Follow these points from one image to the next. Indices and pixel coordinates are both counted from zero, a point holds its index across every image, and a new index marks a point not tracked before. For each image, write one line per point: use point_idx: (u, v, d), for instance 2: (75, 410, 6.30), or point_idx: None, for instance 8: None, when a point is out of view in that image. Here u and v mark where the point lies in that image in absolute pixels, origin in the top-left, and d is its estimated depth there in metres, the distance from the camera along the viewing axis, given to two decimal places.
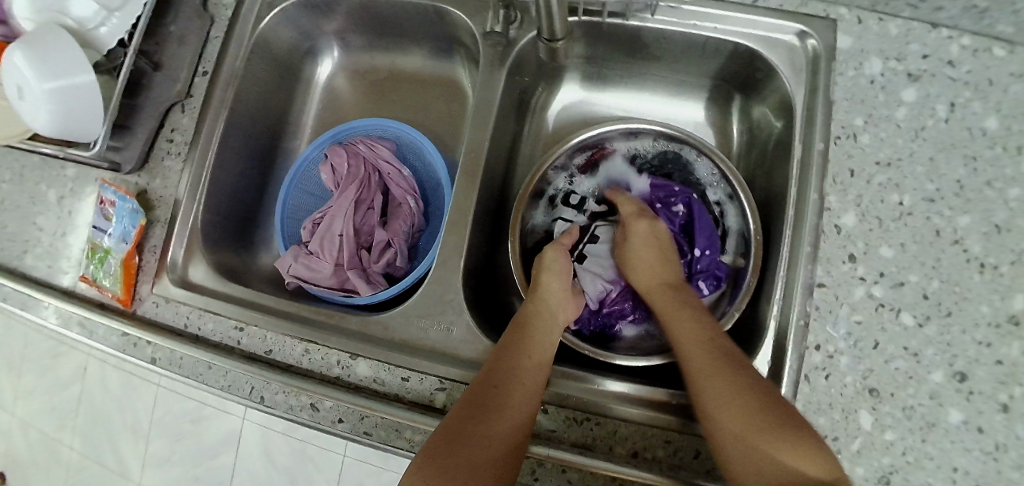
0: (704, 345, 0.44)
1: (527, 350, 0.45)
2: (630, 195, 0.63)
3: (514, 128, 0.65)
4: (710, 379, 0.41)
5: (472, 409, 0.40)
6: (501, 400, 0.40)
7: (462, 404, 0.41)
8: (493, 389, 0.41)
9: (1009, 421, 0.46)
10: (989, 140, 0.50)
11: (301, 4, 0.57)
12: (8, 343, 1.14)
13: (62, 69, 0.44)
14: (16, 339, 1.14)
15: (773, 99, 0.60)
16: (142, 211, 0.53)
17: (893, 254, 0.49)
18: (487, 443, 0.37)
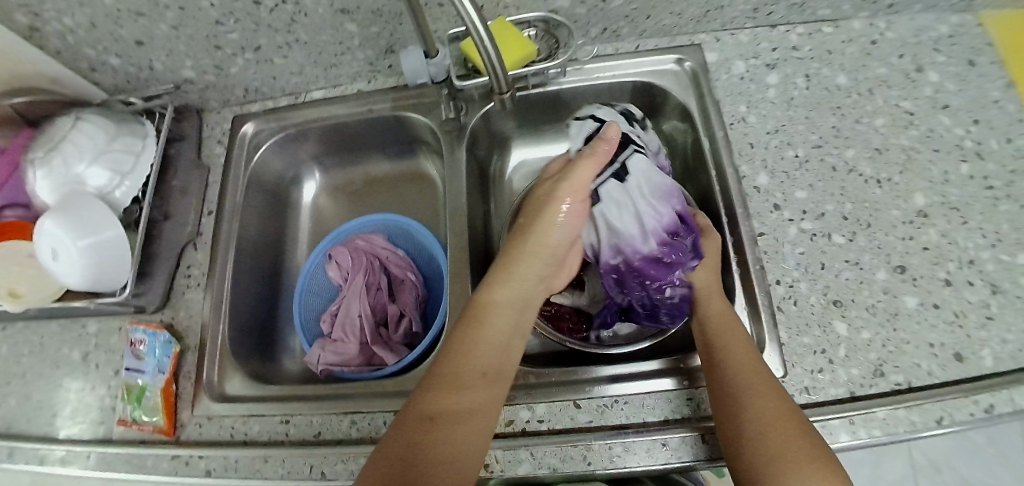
0: (756, 370, 0.45)
1: (481, 336, 0.47)
2: None
3: (483, 209, 0.70)
4: (766, 404, 0.42)
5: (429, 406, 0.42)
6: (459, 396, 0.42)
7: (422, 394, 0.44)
8: (452, 387, 0.43)
9: (956, 291, 0.54)
10: (844, 92, 0.65)
11: (282, 139, 0.69)
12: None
13: (95, 228, 0.53)
14: None
15: (675, 113, 0.70)
16: (174, 340, 0.58)
17: (808, 194, 0.59)
18: (445, 444, 0.40)
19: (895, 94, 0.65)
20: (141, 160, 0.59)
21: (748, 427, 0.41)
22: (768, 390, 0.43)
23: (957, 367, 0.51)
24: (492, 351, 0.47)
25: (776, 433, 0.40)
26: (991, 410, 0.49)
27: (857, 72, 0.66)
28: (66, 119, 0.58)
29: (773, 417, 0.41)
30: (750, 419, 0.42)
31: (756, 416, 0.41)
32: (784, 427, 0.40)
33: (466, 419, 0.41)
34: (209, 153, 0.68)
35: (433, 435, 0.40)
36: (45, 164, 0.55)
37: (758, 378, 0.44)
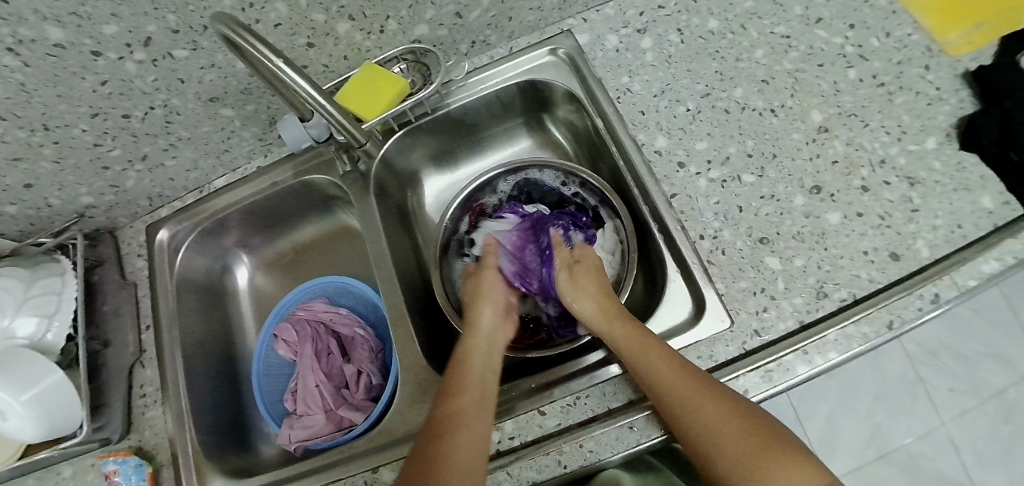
0: (685, 380, 0.44)
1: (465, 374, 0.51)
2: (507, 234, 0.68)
3: (411, 241, 0.71)
4: (712, 419, 0.42)
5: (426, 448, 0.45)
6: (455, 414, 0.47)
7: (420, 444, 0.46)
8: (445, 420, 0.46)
9: (876, 195, 0.55)
10: (718, 35, 0.66)
11: (199, 235, 0.69)
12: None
13: (33, 377, 0.52)
14: None
15: (563, 102, 0.71)
16: (146, 462, 0.56)
17: (707, 143, 0.60)
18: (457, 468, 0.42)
19: (767, 23, 0.66)
20: (65, 296, 0.59)
21: (702, 419, 0.42)
22: (700, 397, 0.43)
23: (895, 267, 0.51)
24: (474, 373, 0.52)
25: (745, 434, 0.42)
26: (938, 299, 0.49)
27: (725, 13, 0.67)
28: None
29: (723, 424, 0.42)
30: (696, 432, 0.43)
31: (706, 426, 0.42)
32: (749, 428, 0.42)
33: (472, 433, 0.45)
34: (133, 269, 0.68)
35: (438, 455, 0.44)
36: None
37: (694, 386, 0.44)
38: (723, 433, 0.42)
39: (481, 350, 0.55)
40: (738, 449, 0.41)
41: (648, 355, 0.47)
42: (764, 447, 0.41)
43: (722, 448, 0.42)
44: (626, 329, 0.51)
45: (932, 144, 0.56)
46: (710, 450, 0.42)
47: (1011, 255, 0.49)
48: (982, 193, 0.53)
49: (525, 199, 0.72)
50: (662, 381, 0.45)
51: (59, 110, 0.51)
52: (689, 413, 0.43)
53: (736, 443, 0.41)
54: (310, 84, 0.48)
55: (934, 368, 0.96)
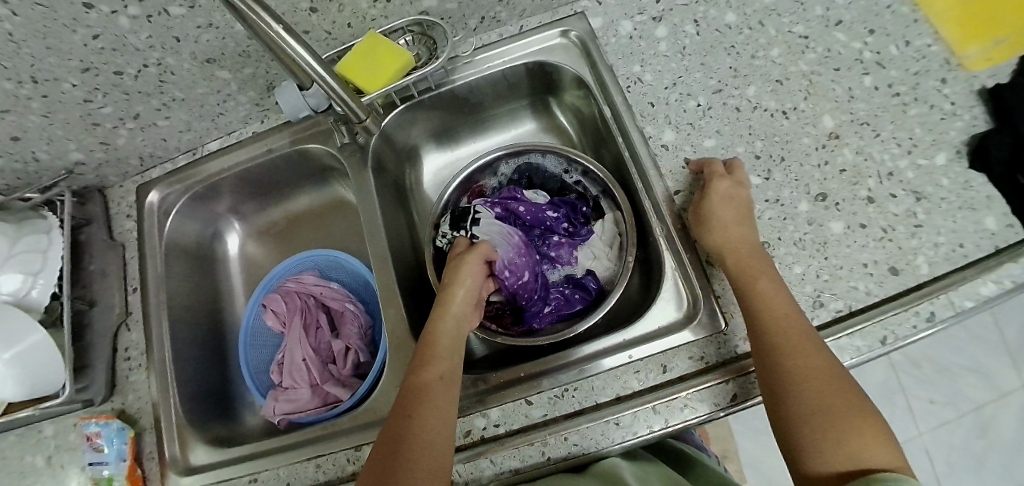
0: (803, 343, 0.43)
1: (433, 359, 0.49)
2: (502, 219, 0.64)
3: (406, 217, 0.70)
4: (818, 385, 0.41)
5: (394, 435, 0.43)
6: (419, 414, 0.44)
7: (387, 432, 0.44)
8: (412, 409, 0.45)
9: (881, 207, 0.54)
10: (735, 29, 0.64)
11: (190, 199, 0.68)
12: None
13: (15, 335, 0.52)
14: None
15: (572, 86, 0.69)
16: (128, 425, 0.57)
17: (716, 140, 0.59)
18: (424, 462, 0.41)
19: (786, 20, 0.64)
20: (51, 254, 0.57)
21: (809, 377, 0.42)
22: (816, 362, 0.42)
23: (893, 281, 0.51)
24: (441, 359, 0.49)
25: (847, 414, 0.40)
26: (933, 319, 0.49)
27: (744, 7, 0.65)
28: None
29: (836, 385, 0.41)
30: (799, 383, 0.42)
31: (811, 391, 0.41)
32: (854, 411, 0.40)
33: (433, 435, 0.43)
34: (121, 230, 0.66)
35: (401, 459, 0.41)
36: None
37: (806, 351, 0.43)
38: (829, 402, 0.41)
39: (449, 338, 0.52)
40: (840, 425, 0.39)
41: (774, 313, 0.45)
42: (866, 430, 0.39)
43: (821, 416, 0.40)
44: (748, 264, 0.49)
45: (941, 160, 0.55)
46: (810, 405, 0.41)
47: (1009, 278, 0.49)
48: (987, 213, 0.52)
49: (526, 184, 0.71)
50: (788, 336, 0.44)
51: (48, 63, 0.49)
52: (797, 370, 0.42)
53: (838, 416, 0.40)
54: (310, 53, 0.47)
55: (914, 376, 0.98)
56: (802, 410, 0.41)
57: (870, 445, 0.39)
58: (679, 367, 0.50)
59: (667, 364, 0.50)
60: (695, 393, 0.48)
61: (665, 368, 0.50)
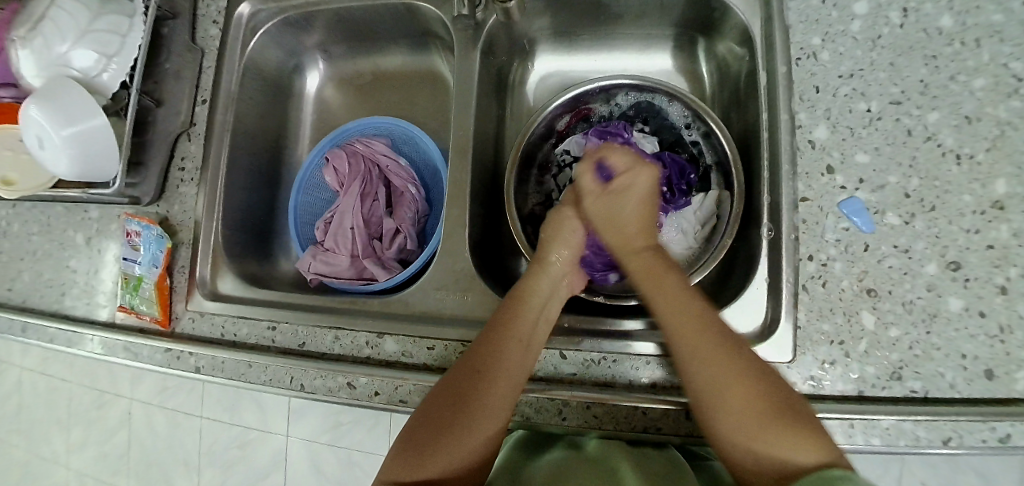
0: (707, 332, 0.42)
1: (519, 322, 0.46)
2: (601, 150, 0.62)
3: (499, 109, 0.66)
4: (723, 372, 0.40)
5: (461, 385, 0.43)
6: (477, 403, 0.42)
7: (452, 379, 0.44)
8: (487, 373, 0.43)
9: (1009, 302, 0.47)
10: (946, 38, 0.52)
11: (281, 23, 0.62)
12: (32, 398, 1.12)
13: (74, 115, 0.49)
14: (41, 401, 1.11)
15: (733, 34, 0.60)
16: (167, 236, 0.57)
17: (871, 158, 0.51)
18: (474, 429, 0.41)
19: (1007, 50, 0.51)
20: (129, 40, 0.53)
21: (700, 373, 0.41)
22: (716, 349, 0.41)
23: (983, 384, 0.46)
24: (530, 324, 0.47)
25: (760, 401, 0.38)
26: (1006, 439, 0.45)
27: (967, 15, 0.52)
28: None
29: (738, 382, 0.39)
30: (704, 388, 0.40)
31: (718, 379, 0.40)
32: (762, 391, 0.38)
33: (482, 427, 0.42)
34: (204, 36, 0.62)
35: (442, 445, 0.41)
36: (26, 44, 0.52)
37: (705, 335, 0.41)
38: (739, 391, 0.39)
39: (541, 297, 0.49)
40: (748, 417, 0.38)
41: (670, 300, 0.45)
42: (775, 416, 0.37)
43: (725, 406, 0.39)
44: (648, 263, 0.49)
45: None
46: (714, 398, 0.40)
47: None
48: None
49: (639, 124, 0.64)
50: (682, 329, 0.42)
51: None
52: (699, 357, 0.41)
53: (743, 401, 0.39)
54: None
55: None
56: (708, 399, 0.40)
57: (788, 432, 0.37)
58: None
59: None
60: None
61: None
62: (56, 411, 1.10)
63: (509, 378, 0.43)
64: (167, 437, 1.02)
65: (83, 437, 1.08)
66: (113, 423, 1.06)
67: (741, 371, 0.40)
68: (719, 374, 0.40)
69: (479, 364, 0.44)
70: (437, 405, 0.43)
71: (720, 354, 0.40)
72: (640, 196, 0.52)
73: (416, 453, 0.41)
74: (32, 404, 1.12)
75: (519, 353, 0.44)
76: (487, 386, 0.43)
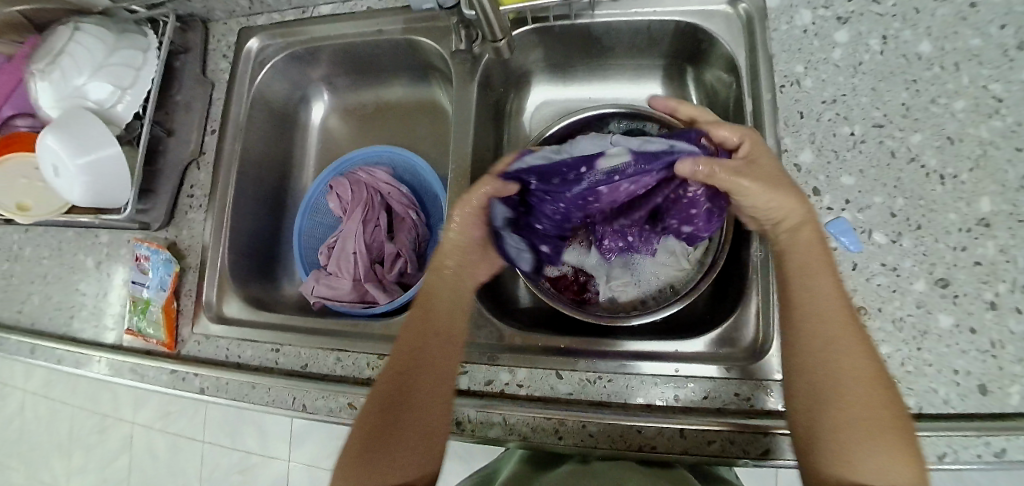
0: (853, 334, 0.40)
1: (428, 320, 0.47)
2: None
3: (495, 136, 0.68)
4: (841, 369, 0.39)
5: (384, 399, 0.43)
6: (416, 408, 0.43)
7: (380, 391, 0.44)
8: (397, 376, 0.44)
9: (1000, 317, 0.48)
10: (925, 63, 0.54)
11: (288, 57, 0.65)
12: (36, 424, 1.13)
13: (89, 144, 0.50)
14: (44, 428, 1.12)
15: (721, 63, 0.62)
16: (174, 260, 0.59)
17: (855, 181, 0.52)
18: (401, 434, 0.42)
19: (985, 73, 0.53)
20: (142, 73, 0.56)
21: (838, 359, 0.39)
22: (854, 346, 0.39)
23: (977, 399, 0.46)
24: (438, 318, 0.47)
25: (893, 421, 0.37)
26: (1002, 455, 0.45)
27: (945, 40, 0.54)
28: (65, 28, 0.55)
29: (864, 382, 0.38)
30: (837, 368, 0.39)
31: (841, 390, 0.38)
32: (880, 411, 0.37)
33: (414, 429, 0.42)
34: (213, 68, 0.65)
35: (385, 446, 0.41)
36: (46, 77, 0.53)
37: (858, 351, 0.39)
38: (857, 400, 0.38)
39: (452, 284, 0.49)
40: (857, 434, 0.37)
41: (821, 317, 0.41)
42: (882, 433, 0.36)
43: (845, 412, 0.38)
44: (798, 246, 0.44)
45: None
46: (840, 371, 0.39)
47: None
48: None
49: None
50: (821, 314, 0.41)
51: None
52: (828, 345, 0.40)
53: (866, 410, 0.37)
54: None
55: None
56: (817, 387, 0.39)
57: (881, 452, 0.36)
58: (721, 398, 0.47)
59: (710, 392, 0.47)
60: (731, 433, 0.45)
61: (707, 394, 0.47)
62: (58, 437, 1.11)
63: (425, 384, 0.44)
64: (168, 461, 1.02)
65: (85, 462, 1.08)
66: (115, 450, 1.06)
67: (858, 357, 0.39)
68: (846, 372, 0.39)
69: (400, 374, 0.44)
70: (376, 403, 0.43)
71: (859, 354, 0.39)
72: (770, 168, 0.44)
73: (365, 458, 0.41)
74: (36, 431, 1.13)
75: (438, 348, 0.46)
76: (407, 394, 0.43)
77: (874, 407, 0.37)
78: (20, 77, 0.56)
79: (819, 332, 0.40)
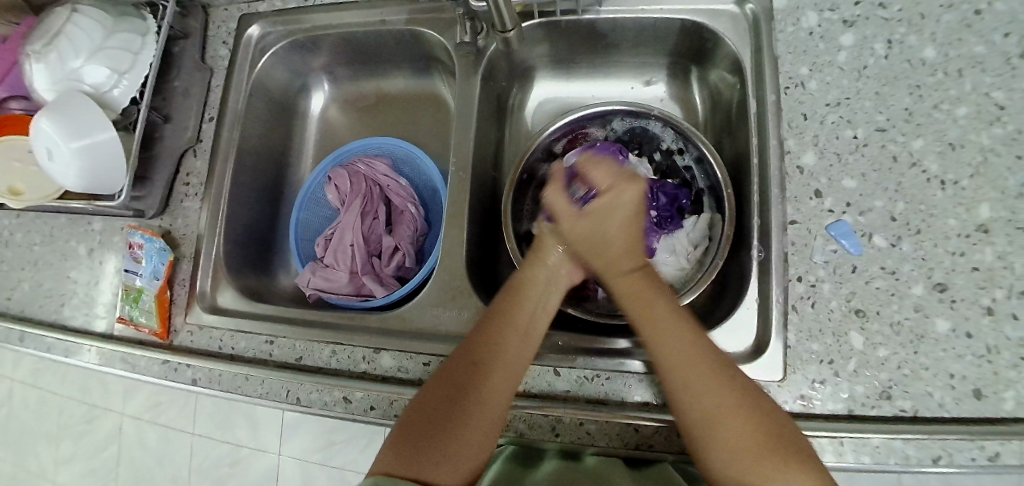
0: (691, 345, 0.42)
1: (510, 318, 0.46)
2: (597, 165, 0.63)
3: (497, 130, 0.67)
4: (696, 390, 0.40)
5: (442, 395, 0.43)
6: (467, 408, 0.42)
7: (436, 385, 0.44)
8: (480, 370, 0.43)
9: (996, 323, 0.48)
10: (929, 69, 0.54)
11: (289, 45, 0.64)
12: (23, 412, 1.11)
13: (85, 128, 0.49)
14: (32, 416, 1.10)
15: (726, 63, 0.62)
16: (169, 249, 0.57)
17: (856, 184, 0.52)
18: (467, 429, 0.41)
19: (988, 80, 0.53)
20: (140, 58, 0.55)
21: (671, 377, 0.41)
22: (692, 358, 0.41)
23: (972, 404, 0.46)
24: (525, 315, 0.47)
25: (749, 433, 0.38)
26: (995, 458, 0.45)
27: (949, 46, 0.54)
28: (62, 10, 0.53)
29: (718, 388, 0.40)
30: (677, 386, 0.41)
31: (697, 414, 0.40)
32: (744, 422, 0.38)
33: (482, 422, 0.42)
34: (213, 55, 0.64)
35: (438, 440, 0.40)
36: (40, 58, 0.52)
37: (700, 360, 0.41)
38: (699, 411, 0.40)
39: (540, 283, 0.50)
40: (733, 445, 0.38)
41: (657, 336, 0.43)
42: (760, 444, 0.37)
43: (705, 428, 0.39)
44: (637, 285, 0.46)
45: None
46: (687, 392, 0.40)
47: None
48: None
49: (633, 149, 0.67)
50: (655, 333, 0.43)
51: None
52: (669, 367, 0.42)
53: (724, 422, 0.39)
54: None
55: None
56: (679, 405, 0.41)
57: (771, 465, 0.36)
58: None
59: None
60: None
61: None
62: (45, 426, 1.09)
63: (499, 380, 0.43)
64: (157, 453, 1.01)
65: (72, 452, 1.07)
66: (103, 440, 1.05)
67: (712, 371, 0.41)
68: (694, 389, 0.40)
69: (467, 369, 0.44)
70: (434, 398, 0.43)
71: (714, 370, 0.41)
72: (626, 211, 0.46)
73: (411, 452, 0.40)
74: (23, 419, 1.11)
75: (518, 346, 0.45)
76: (471, 388, 0.43)
77: (735, 418, 0.38)
78: (16, 57, 0.55)
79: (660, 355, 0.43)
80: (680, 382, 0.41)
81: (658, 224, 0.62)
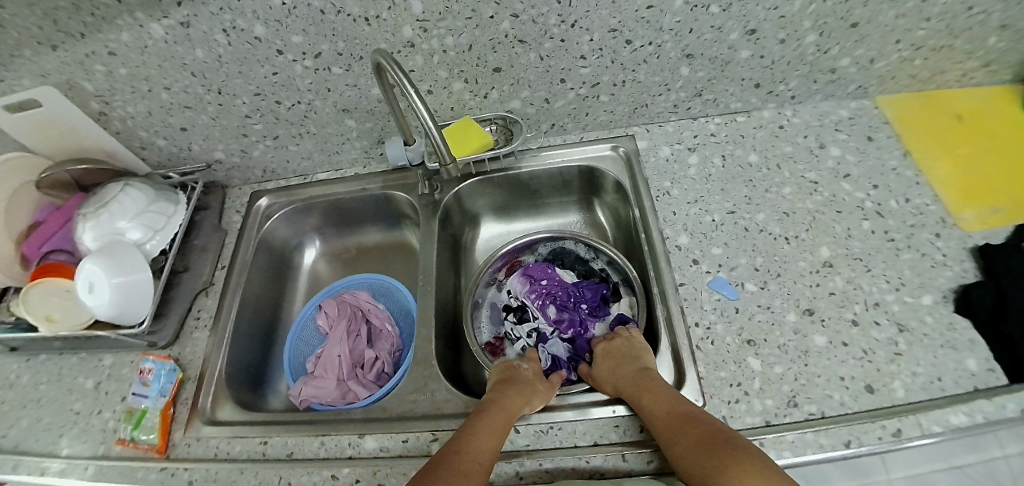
0: (676, 412, 0.51)
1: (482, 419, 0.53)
2: (529, 279, 0.78)
3: (455, 252, 0.83)
4: (683, 438, 0.48)
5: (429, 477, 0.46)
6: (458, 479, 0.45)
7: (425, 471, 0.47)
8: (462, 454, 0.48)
9: (863, 331, 0.59)
10: (756, 167, 0.76)
11: (290, 210, 0.83)
12: None
13: (129, 270, 0.64)
14: None
15: (612, 190, 0.82)
16: (178, 368, 0.66)
17: (722, 250, 0.68)
18: None
19: (800, 167, 0.75)
20: (173, 220, 0.72)
21: (666, 435, 0.49)
22: (674, 416, 0.50)
23: (868, 397, 0.55)
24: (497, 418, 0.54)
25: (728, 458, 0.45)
26: (899, 434, 0.52)
27: (767, 151, 0.77)
28: (115, 184, 0.70)
29: (695, 435, 0.48)
30: (671, 440, 0.49)
31: (690, 457, 0.47)
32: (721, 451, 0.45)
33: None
34: (228, 221, 0.82)
35: None
36: (92, 217, 0.66)
37: (684, 422, 0.49)
38: (690, 456, 0.47)
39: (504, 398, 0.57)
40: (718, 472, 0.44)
41: (652, 402, 0.53)
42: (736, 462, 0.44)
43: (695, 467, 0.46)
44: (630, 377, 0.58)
45: (928, 300, 0.61)
46: (676, 439, 0.48)
47: (981, 413, 0.53)
48: (969, 354, 0.56)
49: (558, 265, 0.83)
50: (651, 401, 0.53)
51: (235, 83, 0.66)
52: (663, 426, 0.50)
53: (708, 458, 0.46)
54: (429, 115, 0.58)
55: None
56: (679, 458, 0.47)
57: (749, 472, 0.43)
58: None
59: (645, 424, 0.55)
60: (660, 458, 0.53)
61: (643, 427, 0.55)
62: None
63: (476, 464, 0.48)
64: None
65: None
66: None
67: (689, 420, 0.49)
68: (683, 437, 0.48)
69: (451, 455, 0.48)
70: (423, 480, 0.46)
71: (687, 419, 0.49)
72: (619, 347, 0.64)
73: None
74: None
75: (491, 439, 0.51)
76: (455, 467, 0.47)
77: (712, 448, 0.46)
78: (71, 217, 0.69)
79: (657, 419, 0.51)
80: (673, 434, 0.49)
81: (591, 312, 0.75)
